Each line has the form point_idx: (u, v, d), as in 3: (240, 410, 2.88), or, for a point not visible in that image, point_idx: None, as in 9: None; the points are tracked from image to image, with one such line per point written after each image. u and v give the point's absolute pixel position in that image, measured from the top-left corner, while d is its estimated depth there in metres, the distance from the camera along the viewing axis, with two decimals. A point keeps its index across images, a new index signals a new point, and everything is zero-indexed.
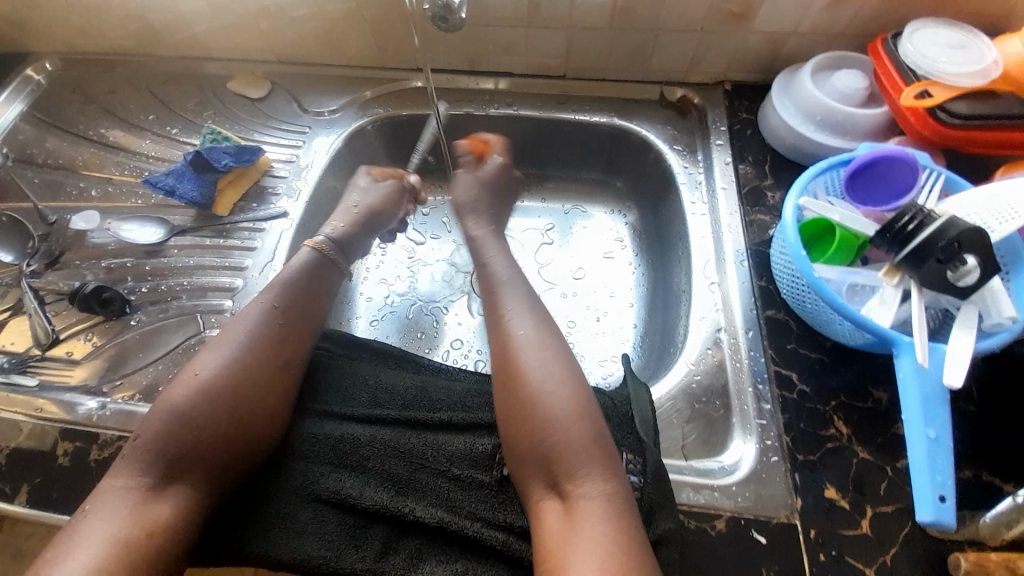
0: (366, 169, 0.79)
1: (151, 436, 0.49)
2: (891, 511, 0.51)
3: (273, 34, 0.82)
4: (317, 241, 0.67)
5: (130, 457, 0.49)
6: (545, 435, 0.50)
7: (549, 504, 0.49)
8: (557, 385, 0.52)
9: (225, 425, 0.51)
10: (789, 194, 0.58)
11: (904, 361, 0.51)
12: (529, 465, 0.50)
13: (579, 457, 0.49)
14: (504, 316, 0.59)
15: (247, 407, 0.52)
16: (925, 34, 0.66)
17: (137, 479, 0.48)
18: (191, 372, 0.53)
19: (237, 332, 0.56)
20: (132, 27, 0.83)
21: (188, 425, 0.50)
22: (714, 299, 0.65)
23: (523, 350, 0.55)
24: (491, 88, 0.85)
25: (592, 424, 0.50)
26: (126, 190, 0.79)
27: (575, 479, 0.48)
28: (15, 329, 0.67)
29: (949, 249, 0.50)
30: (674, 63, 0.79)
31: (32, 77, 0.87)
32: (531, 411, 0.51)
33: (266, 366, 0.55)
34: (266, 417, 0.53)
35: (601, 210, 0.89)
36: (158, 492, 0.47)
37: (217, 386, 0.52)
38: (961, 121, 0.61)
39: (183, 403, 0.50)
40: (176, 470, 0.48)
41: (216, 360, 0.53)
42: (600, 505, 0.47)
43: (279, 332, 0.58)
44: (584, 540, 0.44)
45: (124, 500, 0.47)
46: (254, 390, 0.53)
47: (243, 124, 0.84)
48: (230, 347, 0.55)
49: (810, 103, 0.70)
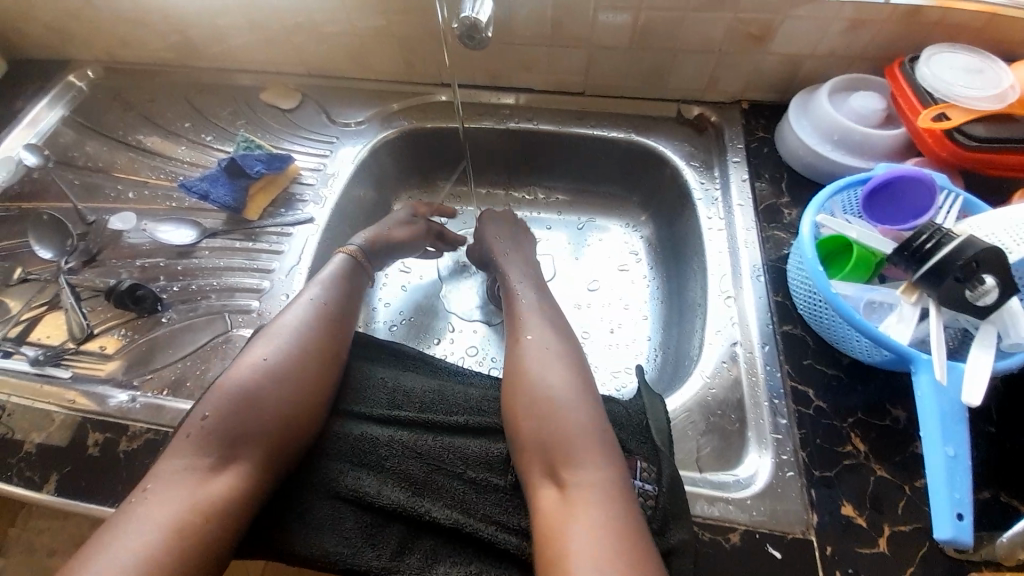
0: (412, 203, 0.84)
1: (217, 417, 0.52)
2: (909, 530, 0.50)
3: (305, 48, 0.85)
4: (351, 249, 0.72)
5: (195, 437, 0.51)
6: (548, 425, 0.53)
7: (546, 492, 0.50)
8: (560, 381, 0.57)
9: (293, 407, 0.54)
10: (806, 212, 0.60)
11: (922, 377, 0.51)
12: (528, 455, 0.53)
13: (577, 445, 0.52)
14: (518, 326, 0.65)
15: (311, 392, 0.56)
16: (941, 59, 0.67)
17: (201, 458, 0.50)
18: (254, 356, 0.56)
19: (289, 323, 0.60)
20: (171, 39, 0.87)
21: (249, 404, 0.53)
22: (730, 313, 0.66)
23: (528, 353, 0.60)
24: (511, 103, 0.87)
25: (589, 416, 0.54)
26: (161, 193, 0.82)
27: (573, 465, 0.51)
28: (50, 323, 0.70)
29: (967, 268, 0.50)
30: (692, 82, 0.81)
31: (74, 84, 0.91)
32: (532, 403, 0.55)
33: (322, 357, 0.59)
34: (313, 407, 0.56)
35: (617, 224, 0.91)
36: (217, 471, 0.50)
37: (279, 369, 0.55)
38: (978, 144, 0.62)
39: (252, 385, 0.54)
40: (238, 448, 0.51)
41: (280, 347, 0.57)
42: (595, 491, 0.49)
43: (335, 325, 0.62)
44: (584, 524, 0.47)
45: (187, 479, 0.49)
46: (307, 379, 0.56)
47: (274, 133, 0.87)
48: (289, 336, 0.58)
49: (827, 123, 0.71)
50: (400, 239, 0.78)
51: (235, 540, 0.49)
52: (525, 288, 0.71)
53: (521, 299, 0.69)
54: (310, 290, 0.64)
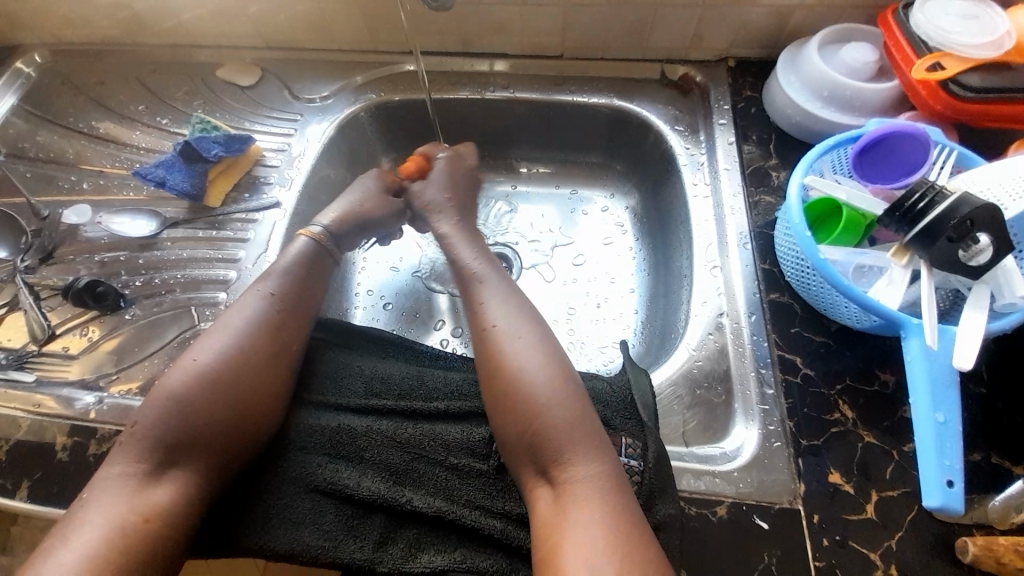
0: (378, 171, 0.76)
1: (147, 425, 0.50)
2: (897, 496, 0.49)
3: (262, 18, 0.80)
4: (314, 231, 0.67)
5: (128, 444, 0.49)
6: (527, 422, 0.50)
7: (541, 491, 0.48)
8: (540, 373, 0.52)
9: (224, 410, 0.51)
10: (794, 174, 0.57)
11: (912, 343, 0.50)
12: (518, 455, 0.50)
13: (564, 442, 0.48)
14: (477, 311, 0.59)
15: (249, 393, 0.52)
16: (938, 3, 0.63)
17: (134, 465, 0.48)
18: (189, 358, 0.53)
19: (234, 321, 0.56)
20: (119, 14, 0.81)
21: (186, 412, 0.50)
22: (717, 284, 0.64)
23: (506, 340, 0.55)
24: (486, 70, 0.82)
25: (573, 410, 0.50)
26: (118, 182, 0.78)
27: (563, 463, 0.48)
28: (11, 326, 0.67)
29: (961, 227, 0.47)
30: (674, 39, 0.76)
31: (22, 70, 0.85)
32: (512, 401, 0.51)
33: (267, 353, 0.55)
34: (263, 400, 0.53)
35: (601, 195, 0.87)
36: (157, 478, 0.48)
37: (215, 372, 0.52)
38: (974, 95, 0.59)
39: (179, 389, 0.51)
40: (174, 454, 0.49)
41: (214, 349, 0.54)
42: (590, 488, 0.46)
43: (279, 319, 0.58)
44: (574, 522, 0.45)
45: (121, 486, 0.47)
46: (253, 375, 0.53)
47: (234, 113, 0.82)
48: (228, 334, 0.55)
49: (817, 78, 0.67)
50: (368, 214, 0.72)
51: (192, 532, 0.48)
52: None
53: (479, 274, 0.63)
54: (264, 281, 0.60)
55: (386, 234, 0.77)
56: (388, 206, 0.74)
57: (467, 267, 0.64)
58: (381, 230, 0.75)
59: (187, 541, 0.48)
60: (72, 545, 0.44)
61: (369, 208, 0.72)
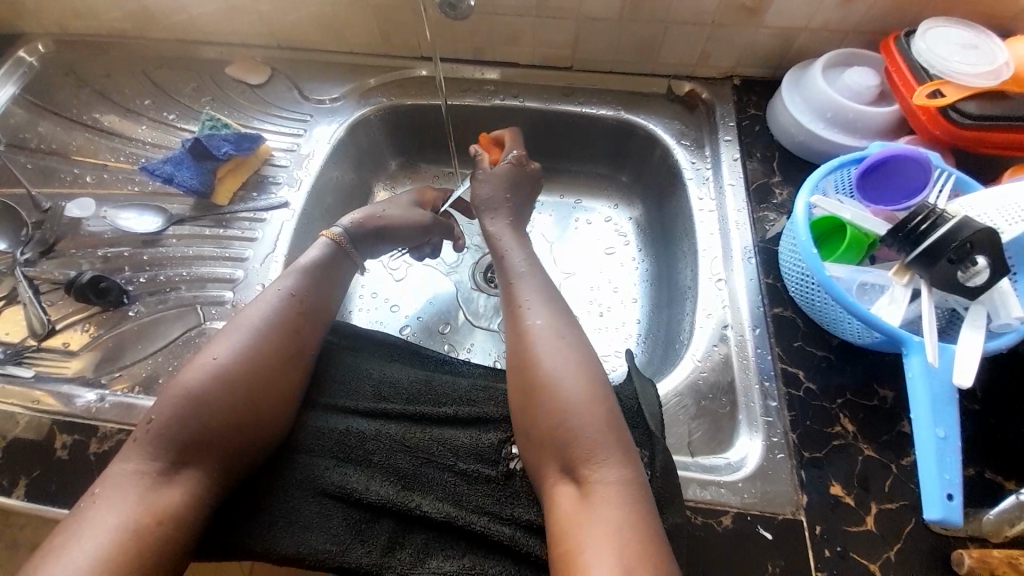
0: (413, 190, 0.79)
1: (163, 421, 0.49)
2: (895, 508, 0.51)
3: (274, 17, 0.80)
4: (335, 232, 0.67)
5: (141, 440, 0.49)
6: (558, 420, 0.50)
7: (565, 489, 0.49)
8: (573, 372, 0.53)
9: (236, 410, 0.50)
10: (801, 192, 0.58)
11: (914, 360, 0.51)
12: (546, 451, 0.50)
13: (597, 441, 0.49)
14: (519, 311, 0.60)
15: (258, 395, 0.52)
16: (937, 33, 0.66)
17: (148, 463, 0.48)
18: (204, 357, 0.52)
19: (250, 318, 0.56)
20: (128, 8, 0.81)
21: (202, 409, 0.50)
22: (721, 297, 0.65)
23: (538, 339, 0.56)
24: (496, 79, 0.83)
25: (605, 410, 0.51)
26: (122, 177, 0.77)
27: (593, 462, 0.48)
28: (9, 319, 0.65)
29: (961, 250, 0.49)
30: (682, 56, 0.78)
31: (23, 60, 0.84)
32: (547, 398, 0.52)
33: (282, 355, 0.55)
34: (273, 402, 0.53)
35: (604, 205, 0.89)
36: (170, 476, 0.48)
37: (231, 370, 0.52)
38: (972, 122, 0.61)
39: (195, 385, 0.50)
40: (188, 454, 0.48)
41: (231, 346, 0.53)
42: (616, 488, 0.47)
43: (296, 320, 0.58)
44: (600, 523, 0.45)
45: (134, 486, 0.47)
46: (266, 377, 0.53)
47: (243, 111, 0.82)
48: (244, 334, 0.55)
49: (821, 99, 0.70)
50: (392, 221, 0.72)
51: (194, 537, 0.47)
52: (521, 264, 0.66)
53: (520, 274, 0.64)
54: (284, 279, 0.60)
55: (408, 245, 0.77)
56: (414, 217, 0.75)
57: (512, 268, 0.66)
58: (403, 241, 0.75)
59: (189, 549, 0.47)
60: (77, 547, 0.43)
61: (391, 215, 0.73)
